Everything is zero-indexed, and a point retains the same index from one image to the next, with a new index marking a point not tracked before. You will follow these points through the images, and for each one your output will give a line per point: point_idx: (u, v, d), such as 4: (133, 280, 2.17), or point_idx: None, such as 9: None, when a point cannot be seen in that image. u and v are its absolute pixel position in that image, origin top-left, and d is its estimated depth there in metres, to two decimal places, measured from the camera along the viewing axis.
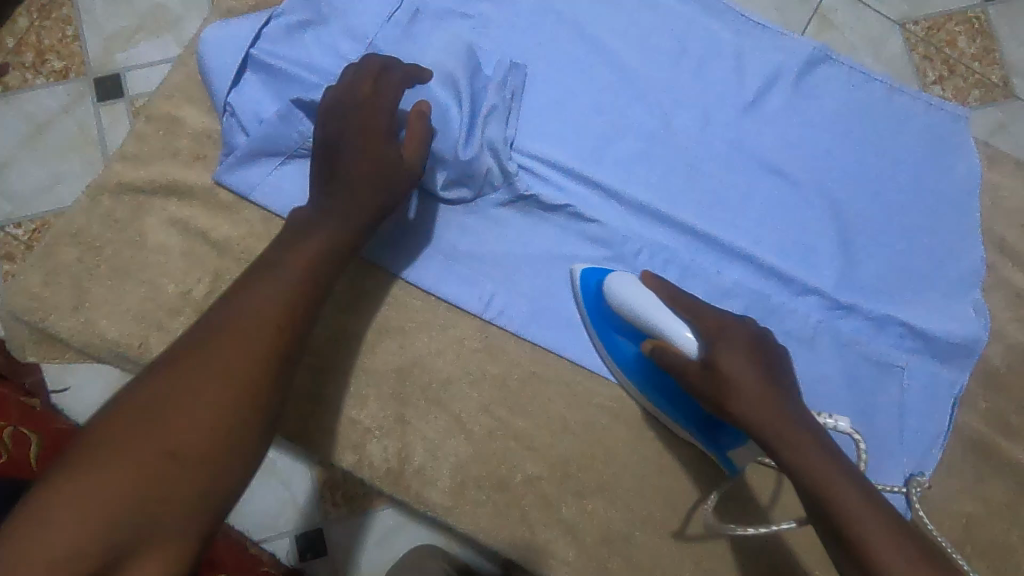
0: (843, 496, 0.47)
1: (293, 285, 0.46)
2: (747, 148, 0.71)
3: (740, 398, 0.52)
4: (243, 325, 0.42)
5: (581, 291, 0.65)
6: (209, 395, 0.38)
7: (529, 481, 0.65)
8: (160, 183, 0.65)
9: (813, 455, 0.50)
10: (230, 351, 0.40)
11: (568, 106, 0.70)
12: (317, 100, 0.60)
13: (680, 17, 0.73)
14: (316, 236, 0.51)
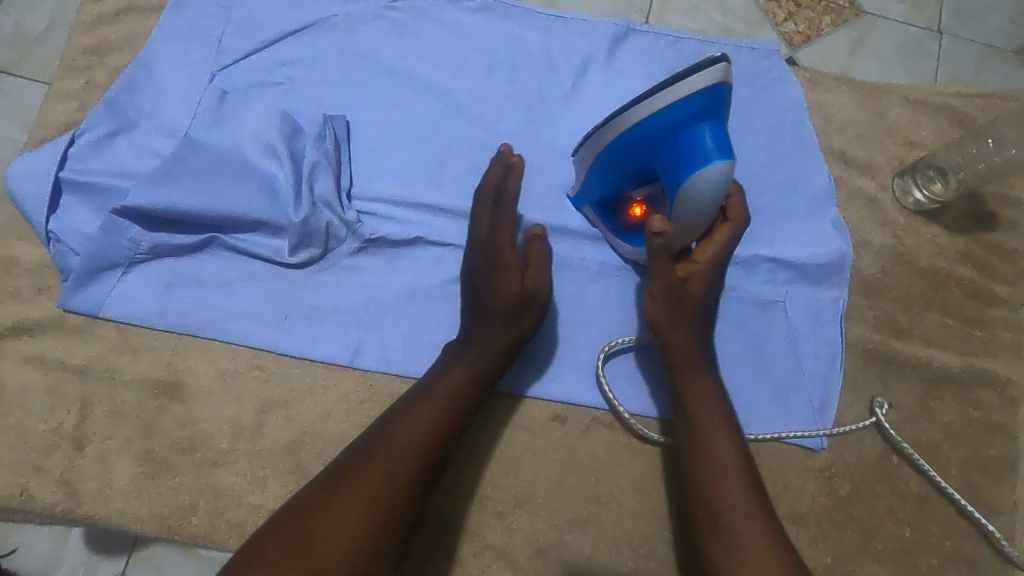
0: (715, 438, 0.57)
1: (438, 412, 0.56)
2: (577, 134, 0.73)
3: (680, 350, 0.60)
4: (395, 450, 0.53)
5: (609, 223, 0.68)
6: (377, 497, 0.50)
7: (448, 516, 0.64)
8: (7, 325, 0.65)
9: (708, 403, 0.59)
10: (374, 481, 0.51)
11: (397, 143, 0.71)
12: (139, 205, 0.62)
13: (482, 30, 0.75)
14: (457, 370, 0.59)
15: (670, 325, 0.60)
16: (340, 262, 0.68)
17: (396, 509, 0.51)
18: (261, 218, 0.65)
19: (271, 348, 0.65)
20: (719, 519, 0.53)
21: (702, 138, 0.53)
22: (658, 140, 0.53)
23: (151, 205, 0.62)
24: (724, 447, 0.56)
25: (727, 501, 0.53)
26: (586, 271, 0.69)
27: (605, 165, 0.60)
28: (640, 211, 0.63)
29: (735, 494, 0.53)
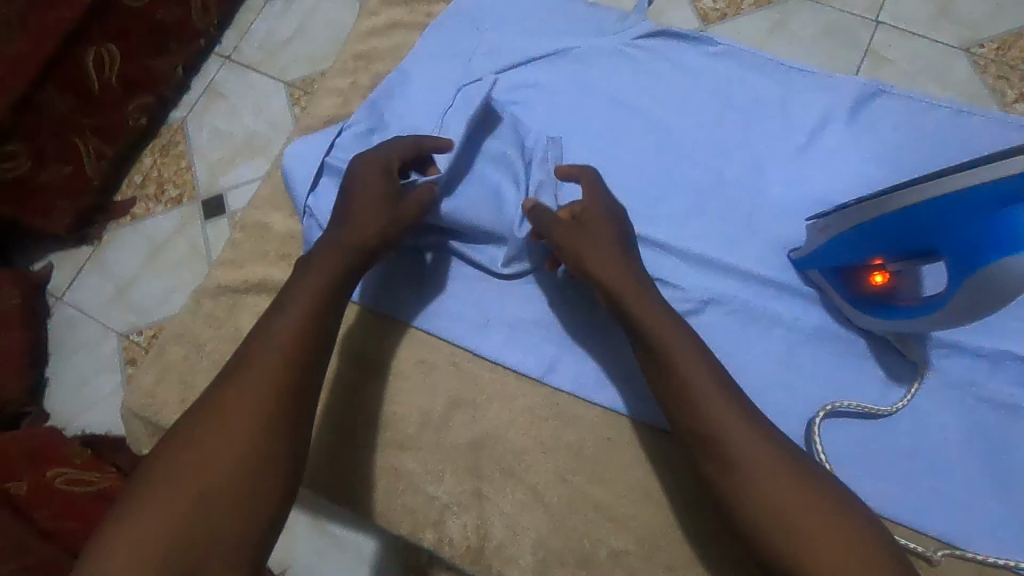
0: (744, 447, 0.49)
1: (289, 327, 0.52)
2: (808, 190, 0.70)
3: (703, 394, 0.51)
4: (240, 372, 0.49)
5: (831, 278, 0.65)
6: (267, 422, 0.48)
7: (616, 555, 0.61)
8: (252, 282, 0.73)
9: (691, 356, 0.52)
10: (235, 411, 0.47)
11: (620, 173, 0.72)
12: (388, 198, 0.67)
13: (717, 76, 0.75)
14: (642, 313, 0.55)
15: (627, 289, 0.56)
16: (548, 279, 0.69)
17: (273, 430, 0.48)
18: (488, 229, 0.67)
19: (471, 348, 0.68)
20: (779, 513, 0.47)
21: (1012, 222, 0.48)
22: (950, 218, 0.51)
23: None
24: (705, 381, 0.51)
25: (772, 489, 0.47)
26: (798, 332, 0.66)
27: (861, 234, 0.58)
28: (881, 278, 0.61)
29: (774, 482, 0.47)
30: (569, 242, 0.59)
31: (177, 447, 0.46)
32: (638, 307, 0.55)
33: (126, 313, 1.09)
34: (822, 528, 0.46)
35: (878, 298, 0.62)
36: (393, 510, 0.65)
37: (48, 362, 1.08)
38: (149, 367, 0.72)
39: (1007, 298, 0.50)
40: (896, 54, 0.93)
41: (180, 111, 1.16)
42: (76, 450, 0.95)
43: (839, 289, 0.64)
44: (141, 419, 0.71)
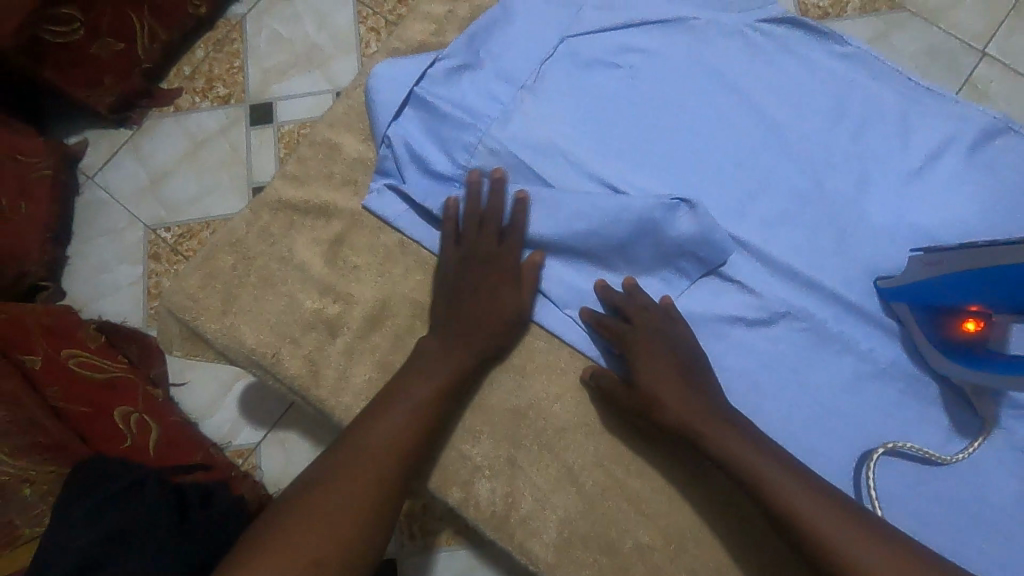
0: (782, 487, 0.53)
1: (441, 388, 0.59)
2: (909, 218, 0.66)
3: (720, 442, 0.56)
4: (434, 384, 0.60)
5: (916, 315, 0.61)
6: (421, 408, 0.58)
7: (641, 550, 0.61)
8: (313, 204, 0.69)
9: (717, 426, 0.57)
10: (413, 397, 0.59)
11: (717, 162, 0.68)
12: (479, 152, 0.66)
13: (839, 78, 0.70)
14: (663, 381, 0.59)
15: (660, 396, 0.58)
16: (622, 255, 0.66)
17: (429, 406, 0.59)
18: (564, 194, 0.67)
19: (528, 314, 0.65)
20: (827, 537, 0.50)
21: None
22: None
23: (488, 149, 0.67)
24: (743, 451, 0.55)
25: (812, 513, 0.52)
26: (868, 365, 0.63)
27: (976, 279, 0.54)
28: (974, 326, 0.57)
29: (812, 508, 0.52)
30: (647, 369, 0.59)
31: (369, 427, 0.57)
32: (668, 398, 0.58)
33: (158, 206, 1.06)
34: (851, 533, 0.50)
35: (962, 345, 0.58)
36: (423, 462, 0.64)
37: (73, 242, 1.06)
38: (193, 270, 0.69)
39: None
40: (996, 90, 0.88)
41: (243, 7, 1.10)
42: (92, 334, 0.93)
43: (923, 329, 0.60)
44: (180, 321, 0.69)
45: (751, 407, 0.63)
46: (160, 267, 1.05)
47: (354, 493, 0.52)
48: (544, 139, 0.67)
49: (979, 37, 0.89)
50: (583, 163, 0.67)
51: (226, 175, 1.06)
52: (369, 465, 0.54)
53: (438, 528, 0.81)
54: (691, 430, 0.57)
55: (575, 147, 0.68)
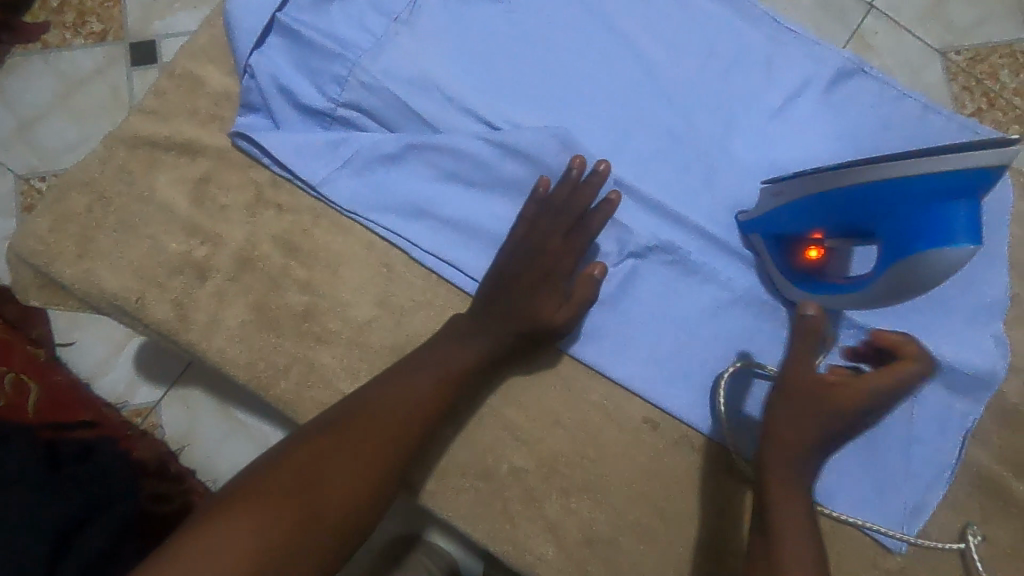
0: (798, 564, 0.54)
1: (430, 394, 0.58)
2: (769, 155, 0.70)
3: (794, 512, 0.57)
4: (416, 400, 0.57)
5: (767, 245, 0.65)
6: (390, 432, 0.55)
7: (516, 473, 0.63)
8: (176, 140, 0.66)
9: (794, 481, 0.59)
10: (391, 411, 0.56)
11: (593, 102, 0.69)
12: (350, 85, 0.64)
13: (712, 18, 0.72)
14: (465, 351, 0.60)
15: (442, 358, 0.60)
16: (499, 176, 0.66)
17: (416, 420, 0.56)
18: (441, 129, 0.66)
19: (406, 251, 0.66)
20: None
21: (954, 212, 0.49)
22: (886, 209, 0.52)
23: (359, 82, 0.64)
24: (799, 512, 0.58)
25: None
26: (729, 292, 0.67)
27: (807, 204, 0.58)
28: (816, 254, 0.62)
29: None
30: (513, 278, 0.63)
31: (346, 431, 0.54)
32: (795, 528, 0.56)
33: (30, 155, 1.00)
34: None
35: (804, 271, 0.63)
36: (303, 401, 0.63)
37: None
38: (43, 213, 0.64)
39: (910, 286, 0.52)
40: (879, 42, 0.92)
41: None
42: None
43: (772, 258, 0.65)
44: (32, 267, 0.64)
45: (621, 334, 0.66)
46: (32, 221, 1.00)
47: (285, 517, 0.48)
48: (419, 73, 0.66)
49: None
50: (458, 99, 0.66)
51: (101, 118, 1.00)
52: (335, 471, 0.52)
53: None
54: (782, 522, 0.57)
55: (451, 82, 0.67)
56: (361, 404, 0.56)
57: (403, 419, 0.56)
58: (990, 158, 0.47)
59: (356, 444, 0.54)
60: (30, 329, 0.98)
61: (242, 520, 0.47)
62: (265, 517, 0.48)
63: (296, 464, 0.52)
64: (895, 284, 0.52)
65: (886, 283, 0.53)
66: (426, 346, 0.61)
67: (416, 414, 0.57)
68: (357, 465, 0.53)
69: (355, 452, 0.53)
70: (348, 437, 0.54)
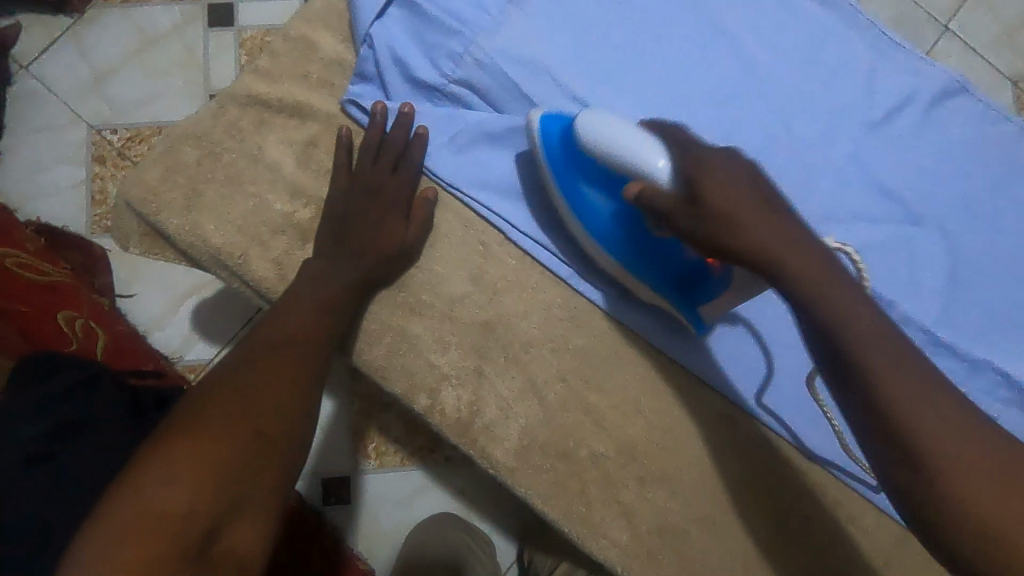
0: (890, 392, 0.44)
1: (300, 327, 0.60)
2: (866, 166, 0.70)
3: (895, 381, 0.44)
4: (287, 335, 0.59)
5: None
6: (272, 360, 0.58)
7: (595, 458, 0.64)
8: (286, 102, 0.67)
9: (879, 350, 0.45)
10: (268, 337, 0.59)
11: (694, 99, 0.69)
12: (464, 62, 0.65)
13: (819, 26, 0.72)
14: (318, 290, 0.61)
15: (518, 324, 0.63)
16: None
17: (294, 352, 0.59)
18: (548, 113, 0.66)
19: (503, 231, 0.67)
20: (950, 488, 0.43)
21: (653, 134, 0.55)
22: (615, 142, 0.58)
23: (473, 60, 0.65)
24: (902, 383, 0.44)
25: (914, 406, 0.44)
26: None
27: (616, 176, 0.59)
28: None
29: (919, 400, 0.44)
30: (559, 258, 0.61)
31: (269, 365, 0.57)
32: (900, 401, 0.44)
33: (101, 105, 1.06)
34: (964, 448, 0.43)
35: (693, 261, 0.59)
36: (392, 369, 0.64)
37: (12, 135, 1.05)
38: (154, 163, 0.65)
39: (788, 197, 0.51)
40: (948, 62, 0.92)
41: None
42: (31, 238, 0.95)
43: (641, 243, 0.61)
44: (139, 215, 0.65)
45: (707, 330, 0.66)
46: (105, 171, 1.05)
47: (190, 442, 0.49)
48: (531, 56, 0.66)
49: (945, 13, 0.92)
50: (567, 85, 0.67)
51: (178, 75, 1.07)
52: (237, 393, 0.54)
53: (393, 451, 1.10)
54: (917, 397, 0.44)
55: (561, 66, 0.67)
56: (266, 340, 0.59)
57: (271, 348, 0.58)
58: (659, 147, 0.53)
59: (250, 383, 0.56)
60: (92, 276, 1.00)
61: (186, 460, 0.48)
62: (181, 436, 0.50)
63: (222, 399, 0.54)
64: (776, 203, 0.49)
65: (683, 215, 0.51)
66: (338, 286, 0.62)
67: (290, 343, 0.59)
68: (247, 390, 0.55)
69: (234, 374, 0.56)
70: (242, 371, 0.56)
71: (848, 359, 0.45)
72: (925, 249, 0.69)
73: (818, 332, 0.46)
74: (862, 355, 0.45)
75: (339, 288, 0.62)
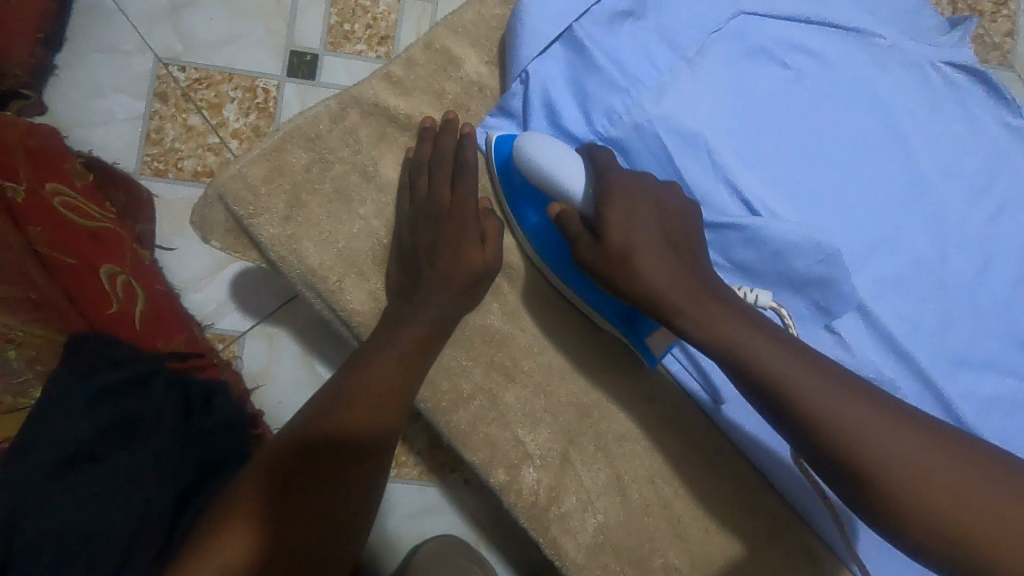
0: (830, 410, 0.44)
1: (397, 373, 0.54)
2: (1012, 315, 0.65)
3: (818, 407, 0.44)
4: (382, 385, 0.53)
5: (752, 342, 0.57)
6: (362, 409, 0.52)
7: (669, 570, 0.60)
8: (416, 121, 0.60)
9: (806, 377, 0.45)
10: (366, 378, 0.53)
11: (852, 203, 0.63)
12: (622, 121, 0.58)
13: (996, 147, 0.66)
14: (406, 334, 0.55)
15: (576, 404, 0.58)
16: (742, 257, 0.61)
17: (386, 401, 0.53)
18: (697, 193, 0.60)
19: None
20: (912, 484, 0.42)
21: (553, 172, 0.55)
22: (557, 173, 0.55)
23: (633, 120, 0.58)
24: (829, 398, 0.44)
25: (848, 415, 0.44)
26: None
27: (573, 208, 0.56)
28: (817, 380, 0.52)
29: (851, 410, 0.44)
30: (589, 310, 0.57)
31: (351, 413, 0.52)
32: (839, 416, 0.44)
33: (174, 40, 0.92)
34: (909, 449, 0.42)
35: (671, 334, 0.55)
36: (474, 435, 0.59)
37: (65, 48, 0.90)
38: (257, 158, 0.58)
39: (698, 238, 0.53)
40: None
41: None
42: (77, 170, 0.80)
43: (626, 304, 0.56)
44: (231, 213, 0.58)
45: None
46: (164, 111, 0.92)
47: (260, 494, 0.48)
48: (694, 126, 0.59)
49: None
50: (725, 166, 0.60)
51: (262, 22, 0.93)
52: (310, 440, 0.50)
53: (412, 464, 0.93)
54: (847, 423, 0.43)
55: (722, 144, 0.60)
56: (354, 380, 0.53)
57: (364, 397, 0.52)
58: (573, 163, 0.53)
59: (320, 425, 0.51)
60: (134, 223, 0.86)
61: (242, 527, 0.46)
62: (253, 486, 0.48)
63: (292, 449, 0.50)
64: (693, 247, 0.53)
65: (589, 252, 0.52)
66: (422, 326, 0.55)
67: (384, 394, 0.53)
68: (326, 437, 0.51)
69: (315, 413, 0.52)
70: (310, 422, 0.52)
71: (783, 399, 0.45)
72: None
73: (753, 388, 0.47)
74: (807, 399, 0.45)
75: (425, 327, 0.55)
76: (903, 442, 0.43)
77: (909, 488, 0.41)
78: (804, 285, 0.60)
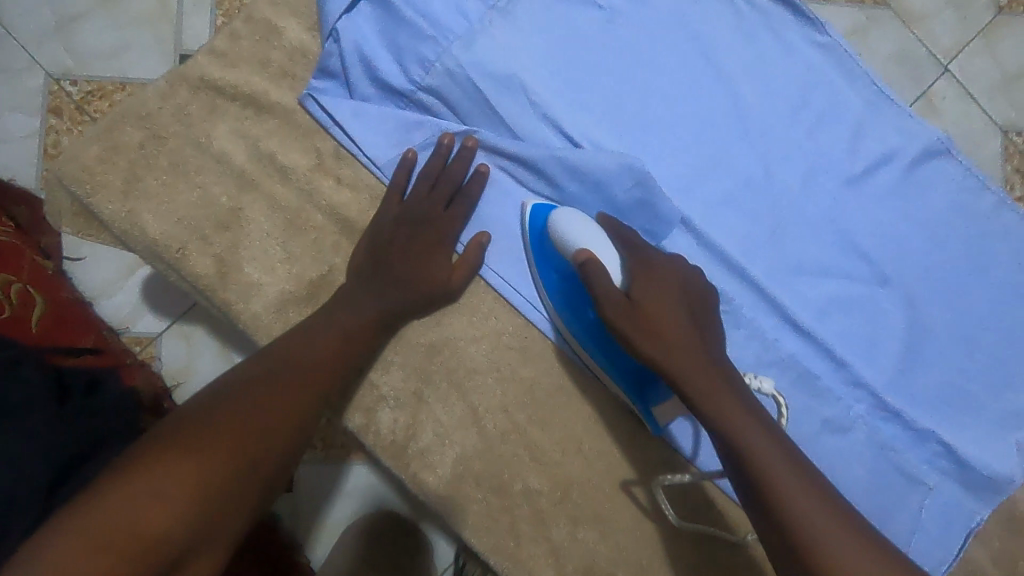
0: (737, 420, 0.50)
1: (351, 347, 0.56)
2: (840, 221, 0.68)
3: (725, 414, 0.50)
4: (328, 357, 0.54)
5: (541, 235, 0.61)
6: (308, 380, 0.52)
7: (528, 493, 0.63)
8: (242, 90, 0.63)
9: (728, 396, 0.51)
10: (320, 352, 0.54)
11: (673, 130, 0.66)
12: (433, 69, 0.61)
13: (811, 67, 0.69)
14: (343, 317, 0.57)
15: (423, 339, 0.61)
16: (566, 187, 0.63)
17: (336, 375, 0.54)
18: (518, 131, 0.63)
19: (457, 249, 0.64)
20: (788, 501, 0.47)
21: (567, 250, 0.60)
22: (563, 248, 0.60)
23: (444, 68, 0.61)
24: (739, 414, 0.50)
25: (758, 438, 0.49)
26: (772, 353, 0.66)
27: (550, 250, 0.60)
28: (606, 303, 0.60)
29: (760, 433, 0.49)
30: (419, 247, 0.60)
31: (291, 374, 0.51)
32: (752, 437, 0.49)
33: (64, 54, 0.90)
34: (792, 476, 0.48)
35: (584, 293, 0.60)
36: None
37: None
38: (93, 140, 0.61)
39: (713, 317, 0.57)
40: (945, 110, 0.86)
41: None
42: None
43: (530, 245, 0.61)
44: (72, 195, 0.61)
45: None
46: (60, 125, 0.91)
47: (207, 455, 0.41)
48: (506, 69, 0.62)
49: (947, 52, 0.86)
50: (543, 105, 0.63)
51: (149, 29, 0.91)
52: (256, 396, 0.48)
53: None
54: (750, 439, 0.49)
55: (537, 84, 0.63)
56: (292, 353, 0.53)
57: (307, 366, 0.53)
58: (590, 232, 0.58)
59: (266, 389, 0.49)
60: (38, 234, 0.82)
61: (180, 481, 0.39)
62: (197, 437, 0.42)
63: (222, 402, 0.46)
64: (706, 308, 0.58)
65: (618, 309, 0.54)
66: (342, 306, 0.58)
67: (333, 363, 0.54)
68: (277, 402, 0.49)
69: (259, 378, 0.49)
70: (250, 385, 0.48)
71: (694, 400, 0.51)
72: (886, 310, 0.67)
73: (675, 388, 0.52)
74: (720, 406, 0.50)
75: (360, 315, 0.57)
76: (792, 476, 0.48)
77: (784, 499, 0.47)
78: (628, 210, 0.63)
